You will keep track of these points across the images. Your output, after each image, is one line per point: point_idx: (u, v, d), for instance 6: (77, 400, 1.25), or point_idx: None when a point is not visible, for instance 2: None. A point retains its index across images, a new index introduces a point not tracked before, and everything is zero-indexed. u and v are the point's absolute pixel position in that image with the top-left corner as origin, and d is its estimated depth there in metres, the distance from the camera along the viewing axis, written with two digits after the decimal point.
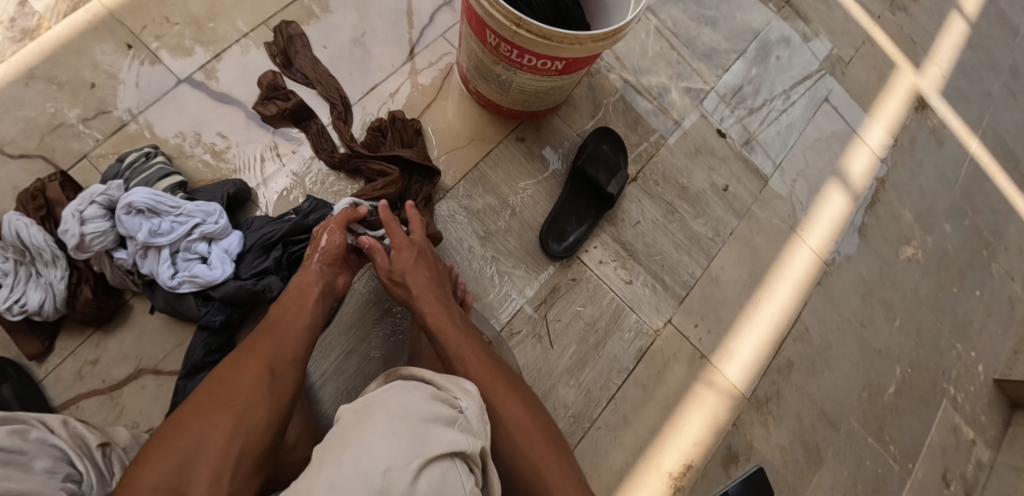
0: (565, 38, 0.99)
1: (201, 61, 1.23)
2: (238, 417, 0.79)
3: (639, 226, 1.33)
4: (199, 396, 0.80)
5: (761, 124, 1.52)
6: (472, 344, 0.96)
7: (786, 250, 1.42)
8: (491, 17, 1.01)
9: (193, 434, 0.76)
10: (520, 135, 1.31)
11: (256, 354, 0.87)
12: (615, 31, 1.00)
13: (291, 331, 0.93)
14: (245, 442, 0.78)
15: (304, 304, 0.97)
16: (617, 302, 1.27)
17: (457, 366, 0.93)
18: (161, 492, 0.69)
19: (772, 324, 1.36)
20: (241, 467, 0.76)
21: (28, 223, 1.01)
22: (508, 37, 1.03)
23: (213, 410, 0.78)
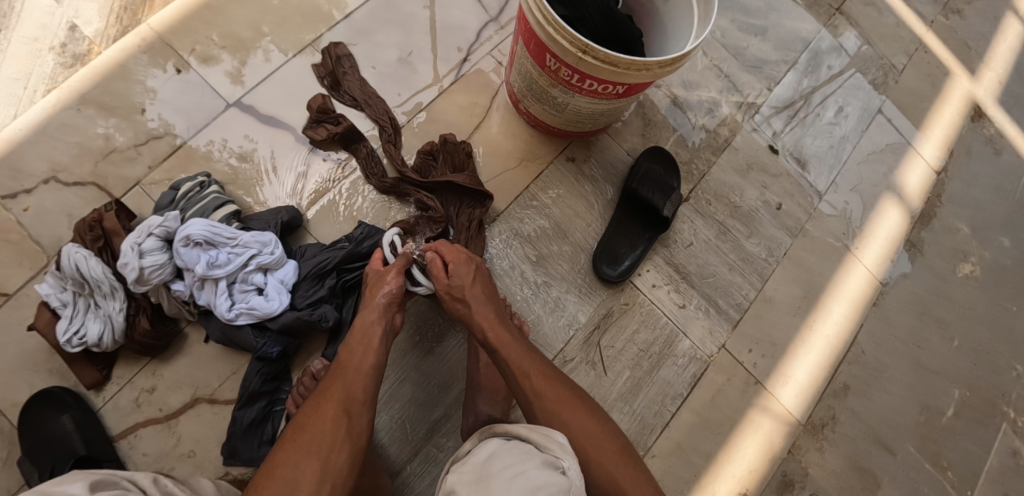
0: (633, 65, 0.97)
1: (249, 84, 1.21)
2: (322, 464, 0.80)
3: (692, 247, 1.29)
4: (285, 444, 0.82)
5: (813, 136, 1.47)
6: (530, 354, 0.95)
7: (841, 270, 1.38)
8: (555, 43, 0.99)
9: (284, 481, 0.78)
10: (570, 155, 1.28)
11: (331, 396, 0.87)
12: (684, 56, 0.97)
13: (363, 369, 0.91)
14: (334, 484, 0.79)
15: (371, 341, 0.94)
16: (671, 327, 1.24)
17: (519, 377, 0.93)
18: None
19: (827, 347, 1.33)
20: None
21: (87, 255, 1.00)
22: (572, 62, 1.01)
23: (299, 460, 0.79)
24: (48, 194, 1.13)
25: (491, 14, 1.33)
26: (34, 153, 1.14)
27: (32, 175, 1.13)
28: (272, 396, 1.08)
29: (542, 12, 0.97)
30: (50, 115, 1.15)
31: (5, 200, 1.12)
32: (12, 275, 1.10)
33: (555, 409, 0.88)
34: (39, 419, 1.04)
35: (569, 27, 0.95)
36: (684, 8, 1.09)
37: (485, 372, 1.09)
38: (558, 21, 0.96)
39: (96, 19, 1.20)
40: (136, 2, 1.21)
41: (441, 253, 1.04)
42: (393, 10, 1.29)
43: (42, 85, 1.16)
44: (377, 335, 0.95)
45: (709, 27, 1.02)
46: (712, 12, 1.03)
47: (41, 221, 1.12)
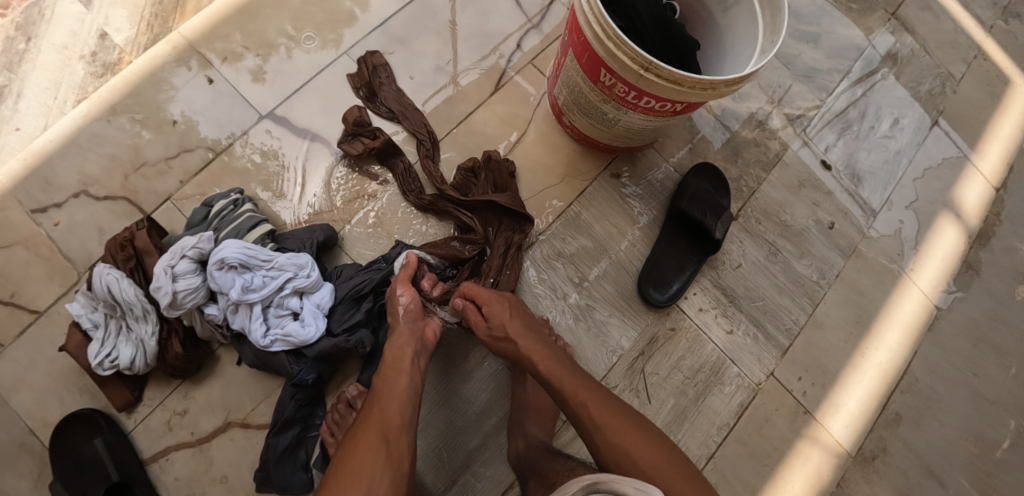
0: (698, 83, 0.91)
1: (282, 94, 1.17)
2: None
3: (740, 268, 1.24)
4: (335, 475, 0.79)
5: (867, 151, 1.39)
6: (583, 382, 0.92)
7: (895, 293, 1.31)
8: (615, 59, 0.94)
9: None
10: (616, 171, 1.23)
11: (370, 423, 0.84)
12: (751, 75, 0.91)
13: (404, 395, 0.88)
14: None
15: (403, 365, 0.91)
16: (718, 354, 1.19)
17: (576, 407, 0.90)
18: None
19: (880, 375, 1.26)
20: None
21: (119, 277, 0.97)
22: (630, 79, 0.95)
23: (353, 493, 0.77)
24: (79, 208, 1.10)
25: (532, 21, 1.27)
26: (64, 166, 1.11)
27: (62, 188, 1.10)
28: (306, 422, 1.05)
29: (602, 26, 0.92)
30: (80, 126, 1.12)
31: (36, 214, 1.09)
32: (43, 292, 1.08)
33: (617, 441, 0.86)
34: (72, 441, 1.02)
35: (632, 43, 0.90)
36: (745, 18, 1.02)
37: (532, 393, 1.06)
38: (620, 36, 0.91)
39: (127, 27, 1.16)
40: (167, 8, 1.17)
41: (471, 297, 1.01)
42: (431, 17, 1.23)
43: (72, 95, 1.12)
44: (410, 361, 0.92)
45: (777, 42, 0.96)
46: (778, 20, 0.97)
47: (71, 236, 1.09)
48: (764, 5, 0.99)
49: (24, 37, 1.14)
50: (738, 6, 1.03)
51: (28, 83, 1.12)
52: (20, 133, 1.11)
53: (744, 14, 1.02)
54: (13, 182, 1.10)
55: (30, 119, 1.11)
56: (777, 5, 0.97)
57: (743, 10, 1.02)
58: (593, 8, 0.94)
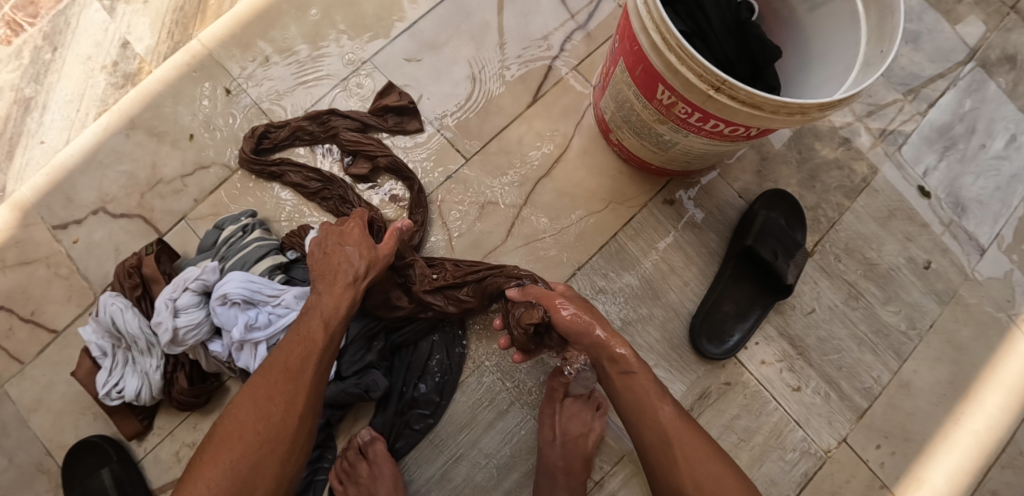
0: (783, 107, 0.74)
1: (302, 106, 1.09)
2: (256, 458, 0.75)
3: (813, 315, 1.08)
4: (217, 433, 0.77)
5: (974, 175, 1.14)
6: (681, 421, 0.83)
7: (1000, 350, 1.08)
8: (678, 75, 0.77)
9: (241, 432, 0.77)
10: (669, 196, 1.09)
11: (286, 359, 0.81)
12: (852, 96, 0.73)
13: (303, 353, 0.81)
14: (266, 434, 0.77)
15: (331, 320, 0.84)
16: (781, 414, 1.04)
17: (674, 445, 0.81)
18: (227, 481, 0.74)
19: (978, 446, 1.04)
20: (271, 459, 0.76)
21: (123, 307, 0.93)
22: (695, 99, 0.79)
23: (236, 458, 0.75)
24: (97, 226, 1.05)
25: (577, 22, 1.12)
26: (84, 182, 1.06)
27: (81, 205, 1.06)
28: (315, 465, 0.97)
29: (666, 34, 0.75)
30: (100, 140, 1.07)
31: (56, 230, 1.05)
32: (60, 311, 1.04)
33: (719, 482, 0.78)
34: (81, 470, 0.98)
35: (701, 57, 0.73)
36: (842, 20, 0.83)
37: (558, 450, 0.95)
38: (687, 48, 0.73)
39: (148, 35, 1.10)
40: (188, 15, 1.11)
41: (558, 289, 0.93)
42: (465, 20, 1.11)
43: (94, 107, 1.08)
44: (345, 284, 0.86)
45: (887, 53, 0.76)
46: (890, 23, 0.77)
47: (89, 255, 1.05)
48: (869, 4, 0.80)
49: (51, 47, 1.09)
50: (834, 5, 0.83)
51: (53, 96, 1.08)
52: (44, 147, 1.07)
53: (840, 15, 0.83)
54: (36, 197, 1.06)
55: (54, 133, 1.07)
56: (887, 6, 0.77)
57: (838, 10, 0.83)
58: (652, 13, 0.77)
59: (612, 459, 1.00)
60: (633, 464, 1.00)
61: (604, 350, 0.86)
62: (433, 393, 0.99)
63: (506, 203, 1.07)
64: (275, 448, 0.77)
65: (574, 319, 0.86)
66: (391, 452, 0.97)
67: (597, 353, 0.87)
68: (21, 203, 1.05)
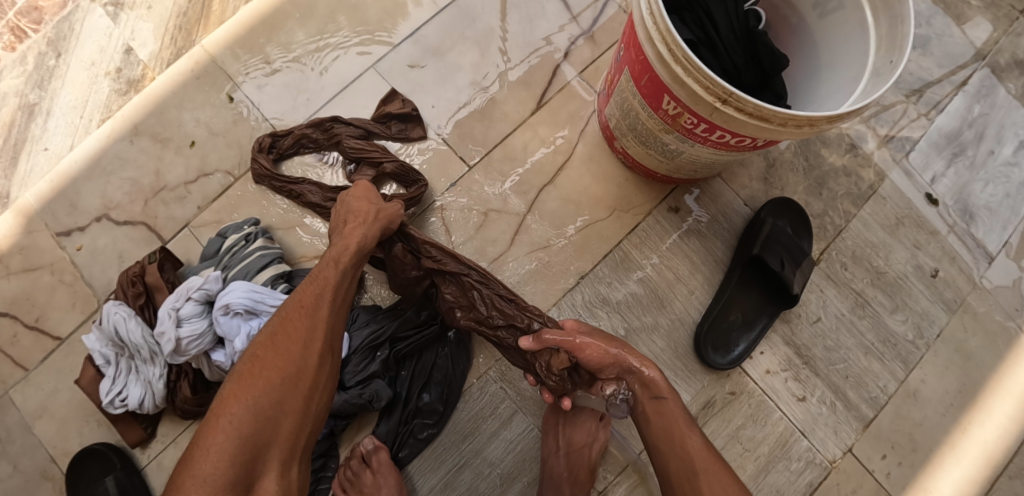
0: (791, 120, 0.73)
1: (306, 113, 1.08)
2: (281, 395, 0.73)
3: (819, 323, 1.07)
4: (239, 372, 0.74)
5: (983, 182, 1.12)
6: (711, 454, 0.81)
7: (1009, 359, 1.07)
8: (684, 86, 0.77)
9: (267, 371, 0.74)
10: (674, 204, 1.08)
11: (308, 299, 0.80)
12: (860, 108, 0.72)
13: (327, 291, 0.81)
14: (290, 372, 0.75)
15: (341, 258, 0.83)
16: (786, 424, 1.04)
17: (700, 477, 0.80)
18: (253, 419, 0.71)
19: (986, 457, 1.03)
20: (295, 398, 0.75)
21: (126, 316, 0.93)
22: (701, 110, 0.78)
23: (258, 390, 0.72)
24: (101, 233, 1.05)
25: (582, 26, 1.12)
26: (89, 189, 1.06)
27: (85, 211, 1.06)
28: (318, 474, 0.97)
29: (673, 45, 0.74)
30: (104, 146, 1.07)
31: (61, 237, 1.05)
32: (64, 318, 1.04)
33: None
34: (84, 478, 0.98)
35: (708, 69, 0.73)
36: (851, 29, 0.82)
37: (563, 460, 0.94)
38: (694, 61, 0.73)
39: (152, 41, 1.10)
40: (191, 20, 1.11)
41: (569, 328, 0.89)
42: (470, 25, 1.11)
43: (98, 113, 1.08)
44: (356, 224, 0.86)
45: (896, 63, 0.75)
46: (900, 32, 0.76)
47: (93, 262, 1.05)
48: (878, 12, 0.78)
49: (55, 53, 1.09)
50: (843, 12, 0.82)
51: (57, 101, 1.08)
52: (47, 153, 1.07)
53: (850, 23, 0.82)
54: (40, 203, 1.06)
55: (58, 138, 1.07)
56: (897, 14, 0.76)
57: (848, 18, 0.82)
58: (658, 23, 0.76)
59: (616, 469, 0.99)
60: (637, 473, 0.99)
61: (636, 376, 0.86)
62: (438, 402, 0.98)
63: (509, 211, 1.06)
64: (299, 382, 0.75)
65: (602, 356, 0.86)
66: (395, 460, 0.97)
67: (629, 380, 0.87)
68: (26, 209, 1.05)
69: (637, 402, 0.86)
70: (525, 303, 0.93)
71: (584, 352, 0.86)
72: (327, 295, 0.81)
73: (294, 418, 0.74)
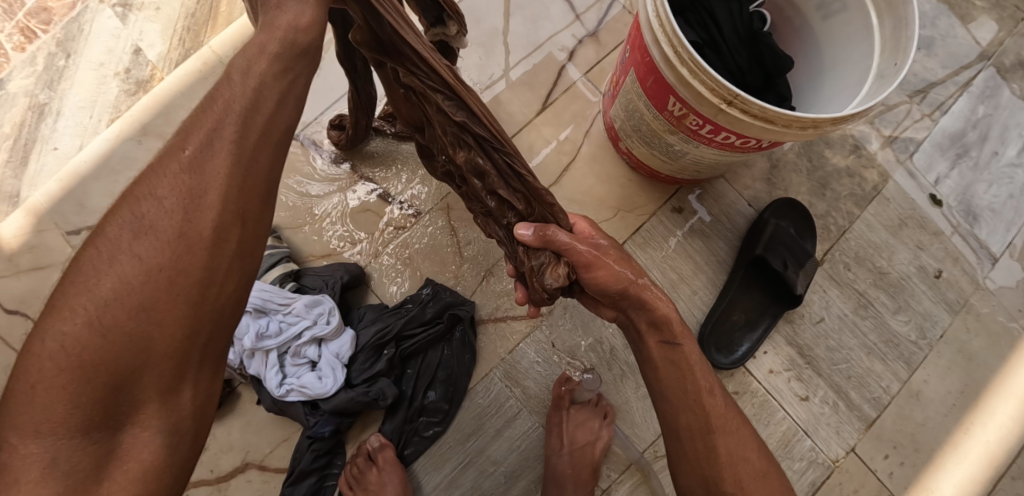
0: (795, 121, 0.73)
1: (312, 113, 1.09)
2: (145, 298, 0.51)
3: (822, 324, 1.08)
4: (77, 268, 0.52)
5: (987, 183, 1.13)
6: (727, 408, 0.78)
7: (1012, 360, 1.07)
8: (689, 88, 0.77)
9: (116, 267, 0.51)
10: (677, 205, 1.09)
11: (185, 144, 0.54)
12: (864, 110, 0.72)
13: (214, 132, 0.54)
14: (155, 265, 0.52)
15: (253, 65, 0.55)
16: (789, 423, 1.04)
17: (716, 435, 0.76)
18: (102, 337, 0.50)
19: (988, 457, 1.04)
20: (166, 303, 0.52)
21: None
22: (706, 112, 0.78)
23: (104, 297, 0.51)
24: None
25: (587, 27, 1.12)
26: (98, 189, 1.07)
27: (95, 211, 1.07)
28: (323, 471, 0.99)
29: (679, 46, 0.75)
30: (112, 146, 1.08)
31: (70, 236, 1.06)
32: None
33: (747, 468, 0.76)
34: None
35: (713, 71, 0.73)
36: (856, 31, 0.82)
37: (567, 458, 0.95)
38: (700, 62, 0.73)
39: (160, 42, 1.11)
40: (199, 21, 1.12)
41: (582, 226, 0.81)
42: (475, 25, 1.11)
43: (106, 113, 1.09)
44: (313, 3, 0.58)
45: (901, 65, 0.75)
46: (905, 35, 0.76)
47: None
48: (883, 14, 0.79)
49: (64, 54, 1.10)
50: (847, 14, 0.83)
51: (66, 102, 1.09)
52: (57, 153, 1.08)
53: (854, 25, 0.82)
54: (50, 203, 1.07)
55: (67, 139, 1.08)
56: (902, 17, 0.76)
57: (852, 20, 0.82)
58: (664, 25, 0.76)
59: (619, 467, 1.01)
60: (640, 472, 1.00)
61: (648, 313, 0.79)
62: (442, 401, 0.99)
63: None
64: (175, 276, 0.52)
65: (613, 277, 0.77)
66: (400, 458, 0.98)
67: (636, 313, 0.80)
68: (36, 209, 1.07)
69: (644, 344, 0.80)
70: (538, 186, 0.67)
71: (598, 272, 0.76)
72: (226, 134, 0.54)
73: (174, 330, 0.52)
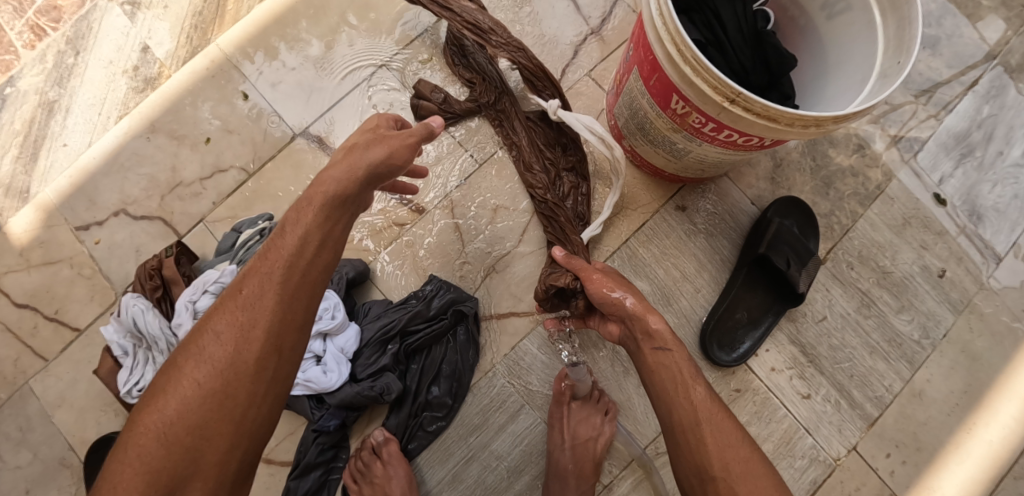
0: (798, 120, 0.73)
1: (319, 111, 1.10)
2: (202, 415, 0.65)
3: (825, 322, 1.08)
4: (166, 372, 0.68)
5: (991, 183, 1.12)
6: (715, 404, 0.76)
7: (1016, 360, 1.07)
8: (692, 86, 0.78)
9: (182, 388, 0.65)
10: (681, 203, 1.09)
11: (246, 285, 0.70)
12: (867, 109, 0.73)
13: (274, 273, 0.70)
14: (217, 376, 0.66)
15: (302, 217, 0.72)
16: (790, 421, 1.05)
17: (704, 426, 0.74)
18: (168, 444, 0.64)
19: (991, 457, 1.04)
20: (222, 412, 0.66)
21: (144, 308, 0.96)
22: (709, 110, 0.79)
23: (177, 403, 0.65)
24: (119, 227, 1.08)
25: (592, 26, 1.13)
26: (106, 185, 1.09)
27: (104, 207, 1.08)
28: (329, 464, 1.00)
29: (683, 45, 0.76)
30: (121, 143, 1.09)
31: (80, 231, 1.08)
32: (83, 310, 1.06)
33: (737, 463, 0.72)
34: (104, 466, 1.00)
35: (716, 69, 0.74)
36: (859, 30, 0.83)
37: (568, 454, 0.96)
38: (702, 60, 0.74)
39: (168, 39, 1.12)
40: (207, 20, 1.13)
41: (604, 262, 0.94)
42: None
43: (115, 110, 1.10)
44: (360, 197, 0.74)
45: (904, 64, 0.76)
46: (908, 34, 0.76)
47: (111, 257, 1.07)
48: (887, 13, 0.79)
49: (73, 52, 1.11)
50: (850, 13, 0.83)
51: (76, 99, 1.10)
52: (67, 149, 1.09)
53: (857, 25, 0.83)
54: (60, 199, 1.08)
55: (77, 135, 1.10)
56: (905, 16, 0.77)
57: (856, 19, 0.82)
58: (667, 24, 0.77)
59: (621, 463, 1.01)
60: (642, 468, 1.01)
61: (638, 324, 0.81)
62: (446, 396, 1.00)
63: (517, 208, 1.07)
64: (226, 400, 0.66)
65: (603, 296, 0.85)
66: (404, 452, 0.99)
67: (632, 326, 0.83)
68: (47, 205, 1.08)
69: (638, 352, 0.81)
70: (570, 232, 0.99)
71: (592, 280, 0.86)
72: (264, 309, 0.68)
73: (227, 437, 0.66)
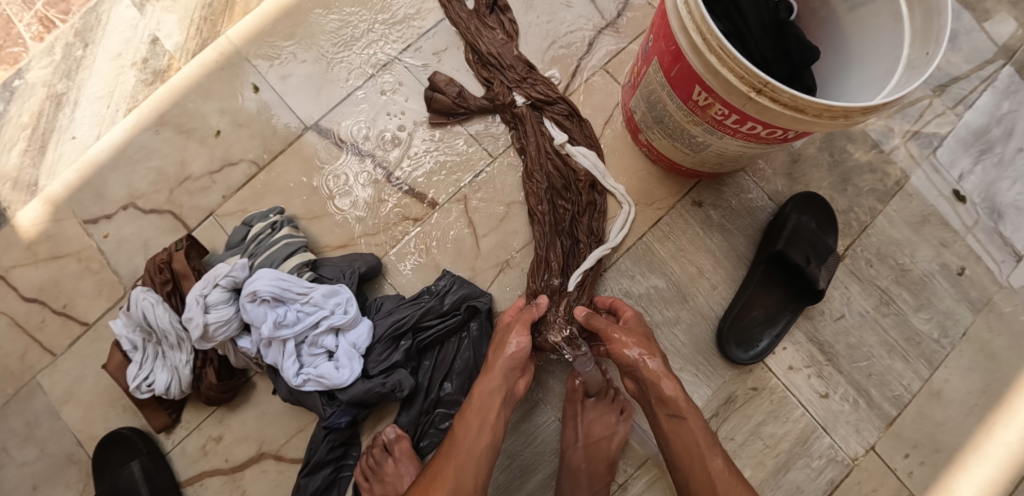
0: (826, 110, 0.72)
1: (329, 104, 1.09)
2: None
3: (843, 320, 1.07)
4: None
5: (1011, 180, 1.10)
6: (733, 477, 0.80)
7: None
8: (717, 76, 0.76)
9: None
10: (697, 198, 1.08)
11: (449, 457, 0.81)
12: (895, 100, 0.71)
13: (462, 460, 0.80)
14: None
15: (471, 409, 0.84)
16: (807, 421, 1.03)
17: None
18: None
19: (1012, 458, 1.02)
20: None
21: (154, 302, 0.95)
22: (734, 101, 0.77)
23: None
24: (127, 221, 1.07)
25: (606, 18, 1.11)
26: (114, 179, 1.07)
27: (112, 200, 1.07)
28: (339, 462, 0.99)
29: (709, 35, 0.74)
30: (129, 136, 1.08)
31: (87, 225, 1.06)
32: (90, 304, 1.05)
33: None
34: (112, 461, 0.99)
35: (743, 59, 0.72)
36: (883, 21, 0.81)
37: (582, 453, 0.95)
38: (728, 49, 0.72)
39: (177, 32, 1.11)
40: (216, 11, 1.11)
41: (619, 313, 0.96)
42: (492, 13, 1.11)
43: (124, 103, 1.09)
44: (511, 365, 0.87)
45: (933, 55, 0.74)
46: (936, 25, 0.75)
47: (119, 251, 1.06)
48: (914, 5, 0.78)
49: (82, 43, 1.10)
50: (875, 4, 0.81)
51: (84, 92, 1.09)
52: (75, 142, 1.08)
53: (883, 15, 0.81)
54: (67, 192, 1.07)
55: (85, 128, 1.08)
56: (933, 7, 0.75)
57: (880, 10, 0.81)
58: (692, 12, 0.76)
59: (635, 463, 1.00)
60: (657, 468, 0.99)
61: (653, 389, 0.85)
62: (459, 393, 0.98)
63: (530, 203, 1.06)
64: None
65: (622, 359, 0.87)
66: (416, 449, 0.98)
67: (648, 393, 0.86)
68: (53, 198, 1.07)
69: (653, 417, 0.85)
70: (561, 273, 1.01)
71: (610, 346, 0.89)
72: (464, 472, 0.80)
73: None
